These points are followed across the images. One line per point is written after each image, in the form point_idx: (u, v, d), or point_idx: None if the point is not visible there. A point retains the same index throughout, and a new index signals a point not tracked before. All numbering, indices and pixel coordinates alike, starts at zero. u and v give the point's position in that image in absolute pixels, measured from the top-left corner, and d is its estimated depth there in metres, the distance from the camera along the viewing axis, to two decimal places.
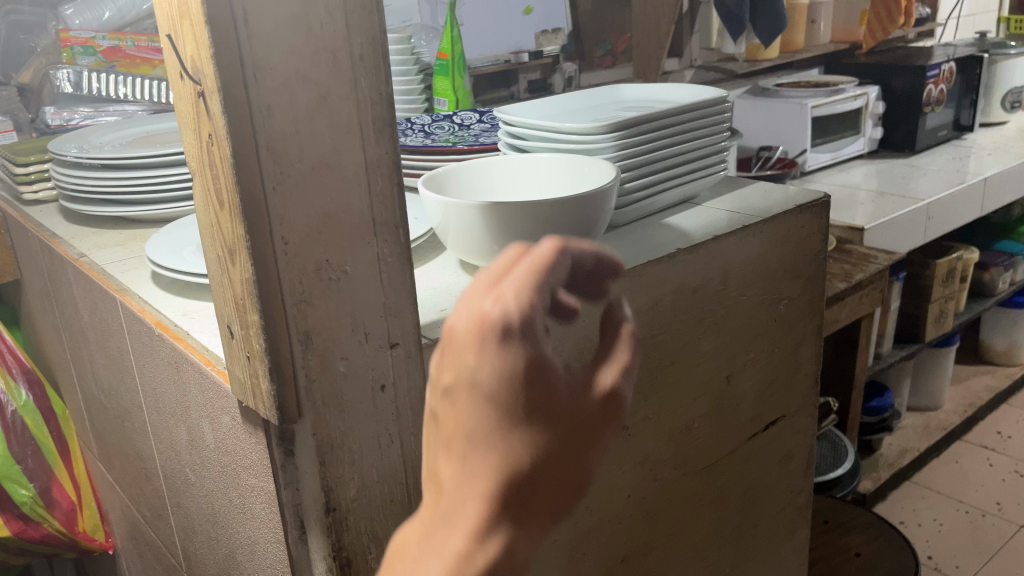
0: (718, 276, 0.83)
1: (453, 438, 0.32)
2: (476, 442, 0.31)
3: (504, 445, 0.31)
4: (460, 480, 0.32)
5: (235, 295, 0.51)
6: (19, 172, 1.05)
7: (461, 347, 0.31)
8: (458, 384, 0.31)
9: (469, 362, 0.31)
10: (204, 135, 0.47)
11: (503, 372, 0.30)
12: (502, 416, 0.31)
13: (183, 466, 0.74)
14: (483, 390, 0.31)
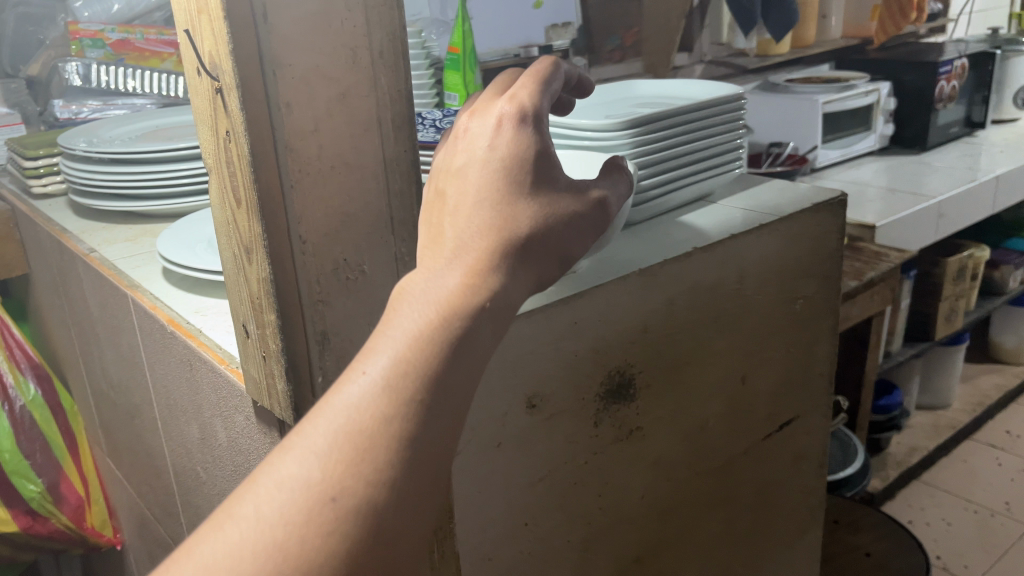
0: (735, 275, 0.81)
1: (463, 192, 0.46)
2: (484, 187, 0.45)
3: (506, 191, 0.45)
4: (467, 226, 0.45)
5: (252, 295, 0.50)
6: (28, 165, 1.04)
7: (476, 131, 0.46)
8: (468, 157, 0.46)
9: (486, 137, 0.46)
10: (222, 132, 0.47)
11: (516, 143, 0.46)
12: (510, 173, 0.46)
13: (193, 465, 0.73)
14: (498, 155, 0.46)
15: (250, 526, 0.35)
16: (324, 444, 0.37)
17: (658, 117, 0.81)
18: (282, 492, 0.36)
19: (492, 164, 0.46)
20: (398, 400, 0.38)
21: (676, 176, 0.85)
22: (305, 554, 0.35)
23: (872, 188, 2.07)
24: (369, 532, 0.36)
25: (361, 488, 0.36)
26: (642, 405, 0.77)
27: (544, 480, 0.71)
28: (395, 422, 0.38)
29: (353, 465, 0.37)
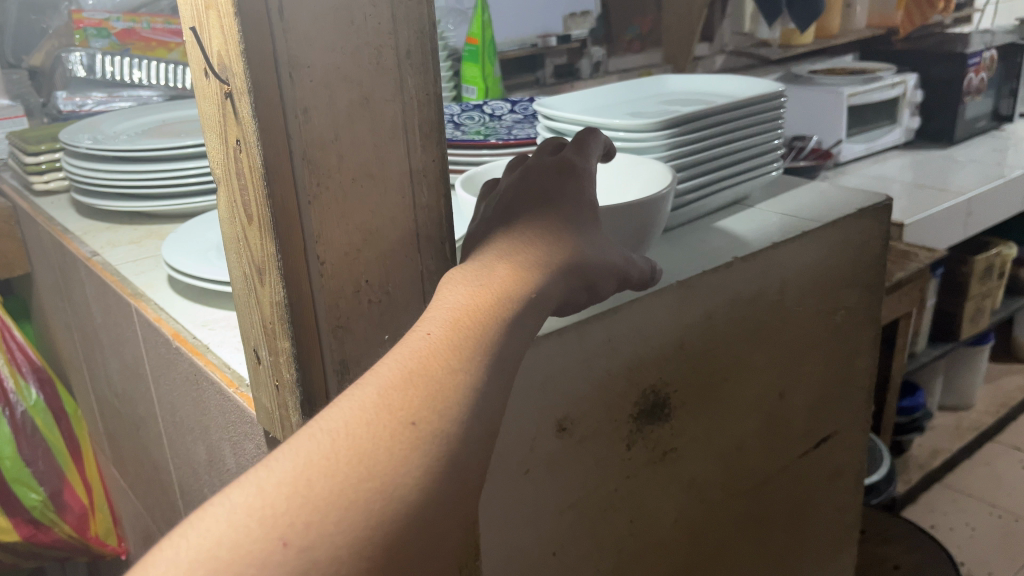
0: (776, 285, 0.76)
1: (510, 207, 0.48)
2: (539, 193, 0.48)
3: (549, 205, 0.48)
4: (523, 219, 0.47)
5: (264, 319, 0.45)
6: (30, 161, 0.99)
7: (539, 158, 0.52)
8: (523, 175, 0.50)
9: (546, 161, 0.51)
10: (232, 140, 0.42)
11: (575, 169, 0.51)
12: (565, 189, 0.50)
13: (201, 486, 0.69)
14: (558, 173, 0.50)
15: (330, 435, 0.35)
16: (395, 375, 0.38)
17: (695, 117, 0.75)
18: (359, 410, 0.36)
19: (537, 186, 0.49)
20: (461, 352, 0.39)
21: (713, 179, 0.80)
22: (387, 463, 0.34)
23: (896, 183, 2.01)
24: (440, 461, 0.36)
25: (436, 413, 0.36)
26: (677, 425, 0.72)
27: (575, 507, 0.67)
28: (461, 366, 0.38)
29: (428, 395, 0.37)
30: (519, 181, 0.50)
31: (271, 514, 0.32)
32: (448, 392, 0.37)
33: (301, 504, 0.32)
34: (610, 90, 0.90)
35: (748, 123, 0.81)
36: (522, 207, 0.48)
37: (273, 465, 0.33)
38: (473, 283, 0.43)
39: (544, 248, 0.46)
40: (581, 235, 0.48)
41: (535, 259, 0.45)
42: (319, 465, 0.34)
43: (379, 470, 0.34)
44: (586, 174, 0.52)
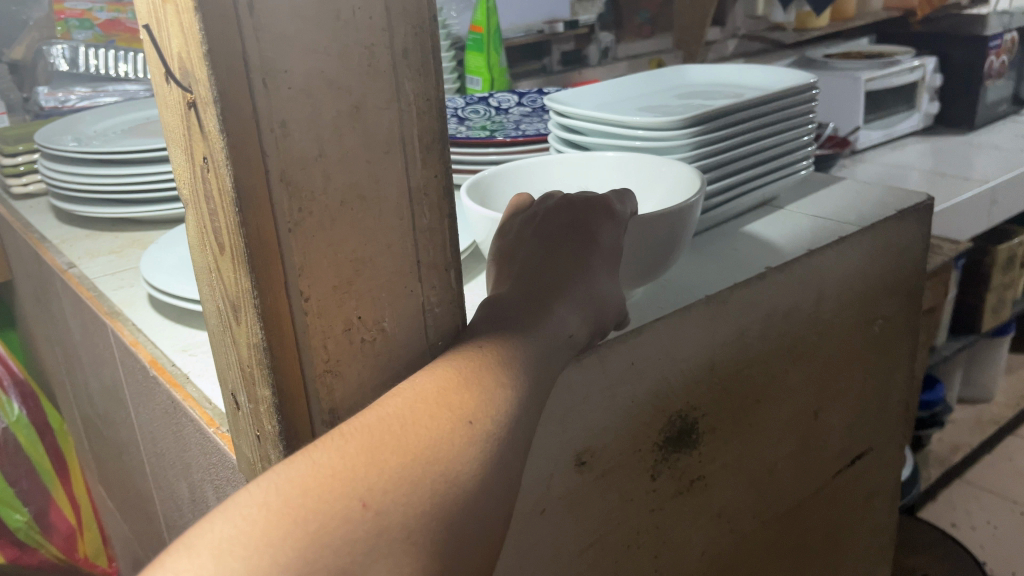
0: (812, 297, 0.70)
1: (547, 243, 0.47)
2: (568, 232, 0.47)
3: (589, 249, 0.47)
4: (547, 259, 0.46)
5: (241, 362, 0.39)
6: (6, 163, 0.93)
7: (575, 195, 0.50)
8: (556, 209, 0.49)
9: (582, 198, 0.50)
10: (199, 158, 0.36)
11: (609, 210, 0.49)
12: (595, 230, 0.48)
13: (186, 522, 0.63)
14: (591, 213, 0.48)
15: (392, 416, 0.35)
16: (452, 373, 0.37)
17: (721, 113, 0.69)
18: (419, 398, 0.36)
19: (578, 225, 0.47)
20: (506, 366, 0.39)
21: (739, 180, 0.73)
22: (449, 447, 0.34)
23: (916, 170, 1.93)
24: (493, 458, 0.35)
25: (492, 414, 0.36)
26: (705, 452, 0.66)
27: (595, 545, 0.61)
28: (510, 376, 0.38)
29: (482, 395, 0.36)
30: (557, 210, 0.49)
31: (343, 473, 0.32)
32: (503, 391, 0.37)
33: (375, 474, 0.32)
34: (626, 84, 0.83)
35: (778, 119, 0.75)
36: (558, 249, 0.46)
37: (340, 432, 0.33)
38: (512, 311, 0.42)
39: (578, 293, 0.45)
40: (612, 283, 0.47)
41: (570, 301, 0.44)
42: (386, 440, 0.33)
43: (442, 454, 0.34)
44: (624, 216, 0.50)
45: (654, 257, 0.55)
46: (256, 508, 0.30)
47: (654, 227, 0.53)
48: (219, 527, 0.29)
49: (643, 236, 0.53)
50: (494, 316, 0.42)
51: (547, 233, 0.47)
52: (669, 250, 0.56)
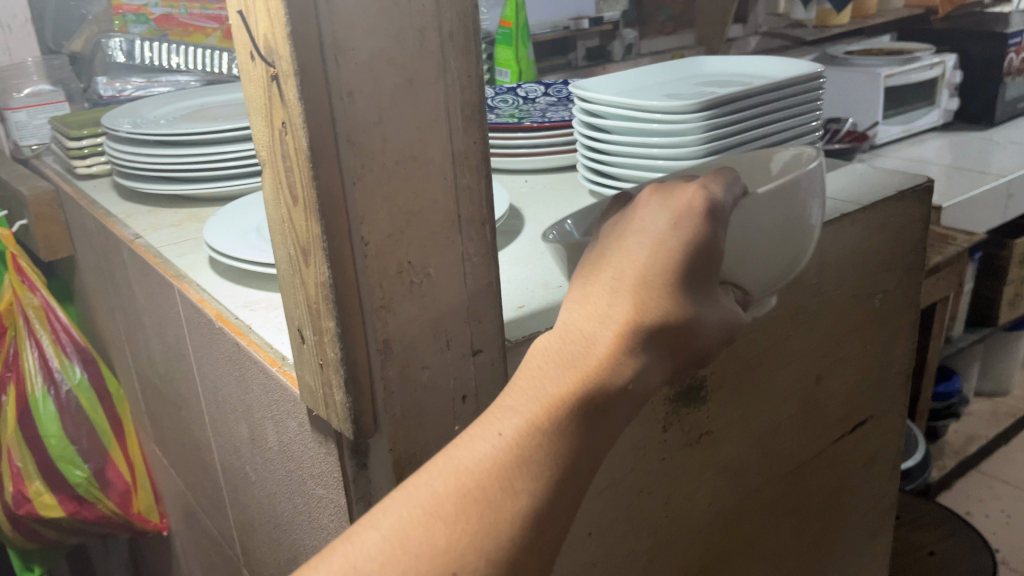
0: (814, 269, 0.76)
1: (625, 265, 0.42)
2: (634, 261, 0.41)
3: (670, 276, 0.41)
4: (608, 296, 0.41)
5: (309, 299, 0.46)
6: (72, 145, 1.02)
7: (651, 200, 0.44)
8: (635, 225, 0.43)
9: (656, 210, 0.43)
10: (278, 123, 0.43)
11: (687, 225, 0.42)
12: (667, 256, 0.41)
13: (243, 463, 0.70)
14: (664, 231, 0.42)
15: (411, 526, 0.36)
16: (477, 471, 0.38)
17: (732, 98, 0.75)
18: (444, 503, 0.37)
19: (662, 245, 0.41)
20: (525, 471, 0.38)
21: None
22: None
23: (935, 165, 1.97)
24: None
25: (488, 549, 0.36)
26: (713, 408, 0.72)
27: (610, 488, 0.65)
28: (523, 485, 0.38)
29: (480, 525, 0.37)
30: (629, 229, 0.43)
31: None
32: (530, 486, 0.38)
33: None
34: (646, 72, 0.89)
35: (787, 105, 0.81)
36: (635, 278, 0.41)
37: None
38: (568, 362, 0.40)
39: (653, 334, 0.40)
40: (702, 311, 0.42)
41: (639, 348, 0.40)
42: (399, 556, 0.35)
43: None
44: (723, 221, 0.44)
45: (776, 247, 0.50)
46: None
47: (766, 207, 0.48)
48: None
49: (747, 237, 0.48)
50: (548, 372, 0.40)
51: (628, 252, 0.42)
52: (787, 250, 0.51)
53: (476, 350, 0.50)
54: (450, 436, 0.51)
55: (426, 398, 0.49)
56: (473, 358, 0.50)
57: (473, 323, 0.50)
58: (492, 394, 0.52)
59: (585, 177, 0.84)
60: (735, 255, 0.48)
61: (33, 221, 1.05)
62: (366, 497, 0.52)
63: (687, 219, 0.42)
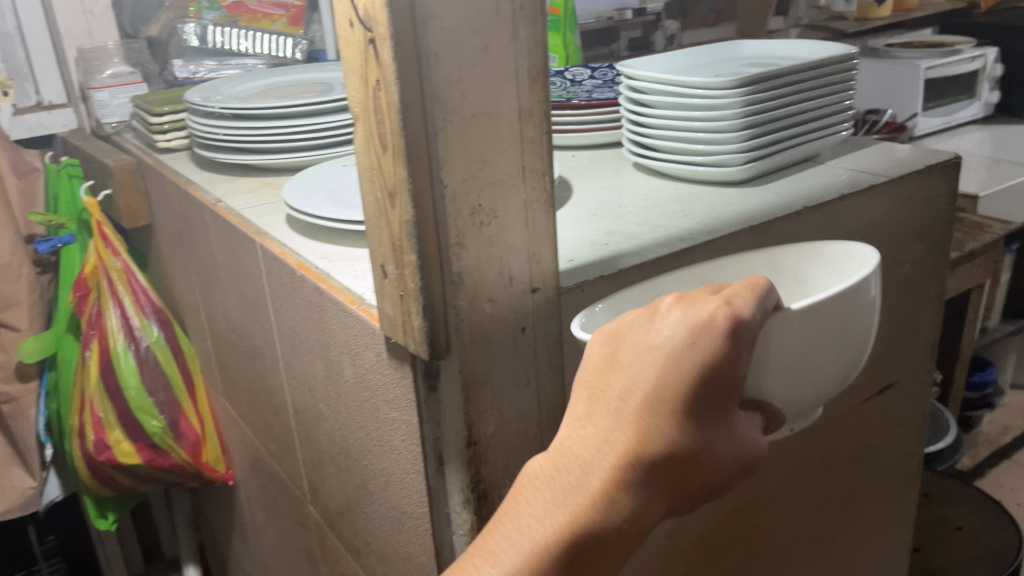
0: (844, 237, 0.81)
1: (631, 392, 0.45)
2: (640, 393, 0.44)
3: (674, 412, 0.44)
4: (614, 425, 0.45)
5: (393, 236, 0.53)
6: (155, 121, 1.12)
7: (672, 317, 0.45)
8: (648, 343, 0.45)
9: (671, 333, 0.44)
10: (372, 81, 0.50)
11: (698, 356, 0.44)
12: (672, 389, 0.44)
13: (317, 401, 0.78)
14: (677, 359, 0.44)
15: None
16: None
17: (769, 76, 0.81)
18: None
19: (668, 377, 0.44)
20: None
21: (782, 135, 0.85)
22: None
23: (974, 157, 2.00)
24: None
25: None
26: None
27: None
28: None
29: None
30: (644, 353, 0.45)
31: None
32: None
33: None
34: (689, 53, 0.95)
35: (820, 84, 0.86)
36: (640, 410, 0.44)
37: None
38: (567, 493, 0.45)
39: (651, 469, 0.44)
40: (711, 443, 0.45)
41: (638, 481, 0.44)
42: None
43: None
44: (744, 341, 0.45)
45: (818, 353, 0.50)
46: None
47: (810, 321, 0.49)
48: None
49: (790, 351, 0.49)
50: (551, 496, 0.45)
51: (635, 375, 0.45)
52: (831, 362, 0.51)
53: (535, 288, 0.57)
54: (510, 363, 0.58)
55: (492, 327, 0.56)
56: (532, 294, 0.57)
57: (533, 264, 0.57)
58: (548, 329, 0.59)
59: (630, 150, 0.91)
60: (775, 371, 0.49)
61: (118, 191, 1.14)
62: (436, 417, 0.58)
63: (699, 348, 0.44)
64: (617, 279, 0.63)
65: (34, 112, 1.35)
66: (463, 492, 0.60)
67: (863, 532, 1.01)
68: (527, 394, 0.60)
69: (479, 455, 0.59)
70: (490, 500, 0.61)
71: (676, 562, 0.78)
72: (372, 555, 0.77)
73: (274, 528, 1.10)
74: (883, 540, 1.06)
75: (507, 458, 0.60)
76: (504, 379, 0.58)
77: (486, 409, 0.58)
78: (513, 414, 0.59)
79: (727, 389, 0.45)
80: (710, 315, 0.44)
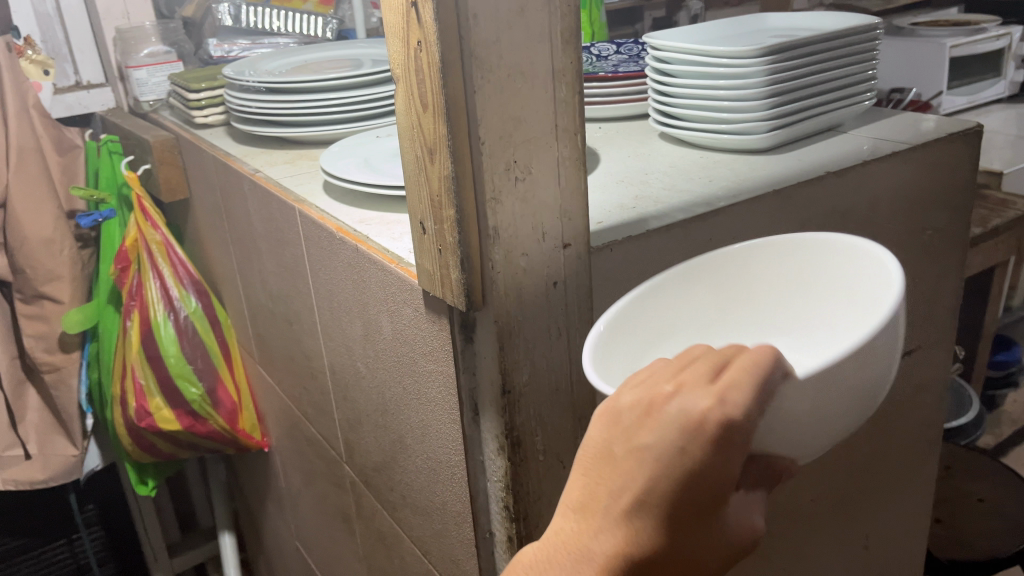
0: (867, 202, 0.83)
1: (621, 492, 0.42)
2: (635, 501, 0.41)
3: (663, 518, 0.41)
4: (606, 529, 0.42)
5: (432, 192, 0.56)
6: (193, 98, 1.15)
7: (665, 419, 0.40)
8: (637, 442, 0.41)
9: (659, 436, 0.40)
10: (413, 42, 0.52)
11: (688, 465, 0.40)
12: (664, 496, 0.41)
13: (354, 360, 0.81)
14: (662, 462, 0.40)
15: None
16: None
17: (793, 45, 0.83)
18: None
19: (657, 484, 0.41)
20: None
21: (805, 104, 0.86)
22: None
23: (1000, 135, 1.99)
24: None
25: None
26: None
27: None
28: None
29: None
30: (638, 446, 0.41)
31: None
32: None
33: None
34: (714, 27, 0.97)
35: (844, 54, 0.88)
36: (630, 515, 0.42)
37: None
38: None
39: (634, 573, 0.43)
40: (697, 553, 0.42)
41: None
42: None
43: None
44: (741, 441, 0.40)
45: (843, 411, 0.45)
46: None
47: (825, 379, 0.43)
48: None
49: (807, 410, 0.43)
50: None
51: (622, 478, 0.42)
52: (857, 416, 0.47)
53: (567, 244, 0.60)
54: (543, 315, 0.60)
55: (526, 281, 0.59)
56: (564, 250, 0.60)
57: (565, 220, 0.59)
58: (579, 284, 0.62)
59: (655, 120, 0.93)
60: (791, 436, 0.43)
61: (157, 165, 1.17)
62: (472, 367, 0.62)
63: (689, 459, 0.40)
64: (645, 239, 0.66)
65: (74, 92, 1.38)
66: (497, 439, 0.63)
67: (886, 496, 1.03)
68: (559, 346, 0.62)
69: (514, 404, 0.61)
70: (523, 449, 0.63)
71: None
72: (407, 508, 0.80)
73: (309, 492, 1.13)
74: (906, 505, 1.08)
75: (540, 407, 0.63)
76: (537, 330, 0.61)
77: (520, 359, 0.60)
78: (546, 365, 0.62)
79: (724, 497, 0.41)
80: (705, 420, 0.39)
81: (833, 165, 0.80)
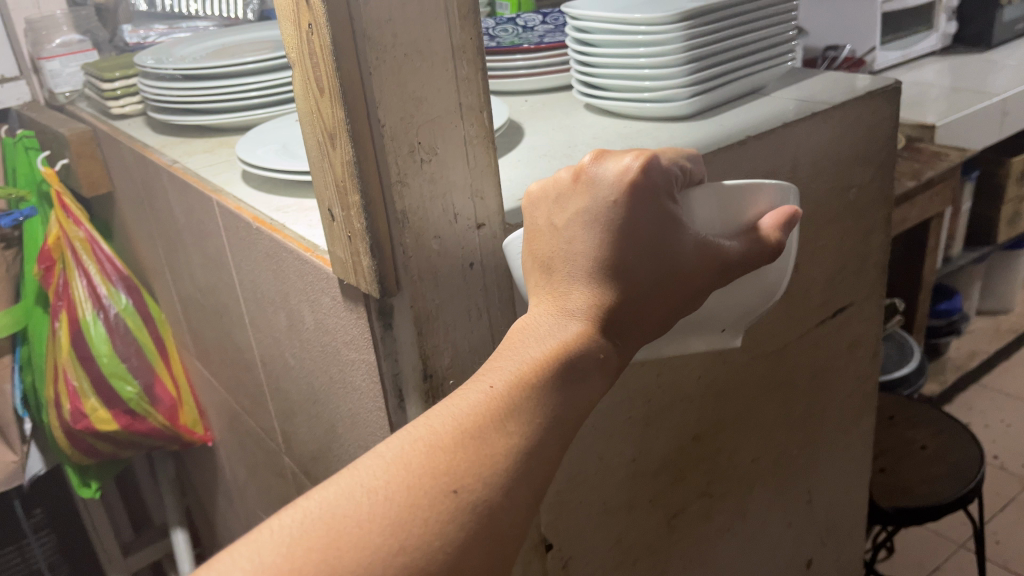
0: (788, 163, 0.83)
1: (570, 223, 0.51)
2: (602, 218, 0.50)
3: (648, 221, 0.50)
4: (577, 249, 0.51)
5: (337, 178, 0.54)
6: (107, 88, 1.12)
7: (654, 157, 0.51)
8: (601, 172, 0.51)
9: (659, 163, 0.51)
10: (305, 25, 0.50)
11: (668, 178, 0.51)
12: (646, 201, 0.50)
13: (283, 351, 0.79)
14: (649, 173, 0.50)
15: (391, 505, 0.42)
16: (450, 432, 0.45)
17: (710, 9, 0.82)
18: (452, 451, 0.45)
19: (642, 189, 0.49)
20: (518, 419, 0.46)
21: (726, 68, 0.86)
22: (440, 525, 0.42)
23: (934, 88, 2.01)
24: (475, 523, 0.43)
25: (477, 488, 0.44)
26: None
27: None
28: (523, 438, 0.46)
29: (474, 468, 0.44)
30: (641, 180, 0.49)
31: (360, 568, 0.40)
32: (523, 430, 0.46)
33: (392, 540, 0.41)
34: None
35: (764, 16, 0.87)
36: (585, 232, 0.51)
37: (365, 500, 0.42)
38: (545, 338, 0.50)
39: (617, 284, 0.51)
40: (692, 270, 0.52)
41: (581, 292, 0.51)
42: (395, 540, 0.41)
43: (412, 542, 0.41)
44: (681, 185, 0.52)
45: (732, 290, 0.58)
46: (289, 551, 0.39)
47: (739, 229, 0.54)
48: (265, 548, 0.39)
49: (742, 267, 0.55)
50: (521, 344, 0.50)
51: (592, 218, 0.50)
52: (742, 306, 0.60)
53: (480, 224, 0.59)
54: (460, 297, 0.60)
55: (440, 263, 0.57)
56: (478, 231, 0.59)
57: (477, 201, 0.58)
58: (495, 266, 0.61)
59: (579, 92, 0.92)
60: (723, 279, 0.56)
61: (75, 160, 1.13)
62: (393, 353, 0.61)
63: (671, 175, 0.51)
64: None
65: None
66: None
67: (825, 451, 1.05)
68: (480, 327, 0.62)
69: (438, 388, 0.61)
70: None
71: (643, 484, 0.81)
72: None
73: (254, 484, 1.12)
74: (848, 457, 1.10)
75: None
76: (455, 313, 0.60)
77: (440, 342, 0.60)
78: (467, 347, 0.62)
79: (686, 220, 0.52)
80: (673, 164, 0.52)
81: (756, 128, 0.80)
